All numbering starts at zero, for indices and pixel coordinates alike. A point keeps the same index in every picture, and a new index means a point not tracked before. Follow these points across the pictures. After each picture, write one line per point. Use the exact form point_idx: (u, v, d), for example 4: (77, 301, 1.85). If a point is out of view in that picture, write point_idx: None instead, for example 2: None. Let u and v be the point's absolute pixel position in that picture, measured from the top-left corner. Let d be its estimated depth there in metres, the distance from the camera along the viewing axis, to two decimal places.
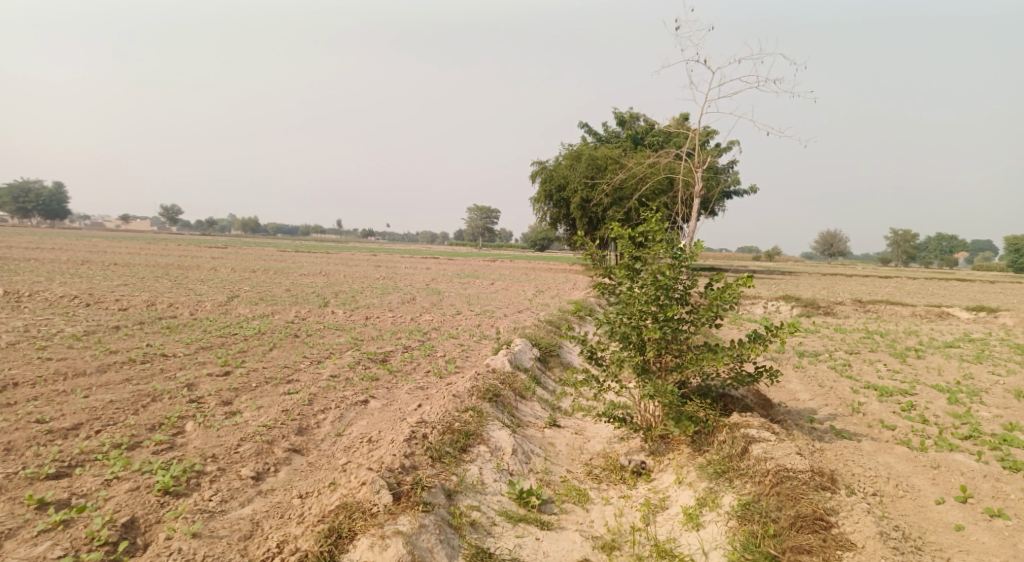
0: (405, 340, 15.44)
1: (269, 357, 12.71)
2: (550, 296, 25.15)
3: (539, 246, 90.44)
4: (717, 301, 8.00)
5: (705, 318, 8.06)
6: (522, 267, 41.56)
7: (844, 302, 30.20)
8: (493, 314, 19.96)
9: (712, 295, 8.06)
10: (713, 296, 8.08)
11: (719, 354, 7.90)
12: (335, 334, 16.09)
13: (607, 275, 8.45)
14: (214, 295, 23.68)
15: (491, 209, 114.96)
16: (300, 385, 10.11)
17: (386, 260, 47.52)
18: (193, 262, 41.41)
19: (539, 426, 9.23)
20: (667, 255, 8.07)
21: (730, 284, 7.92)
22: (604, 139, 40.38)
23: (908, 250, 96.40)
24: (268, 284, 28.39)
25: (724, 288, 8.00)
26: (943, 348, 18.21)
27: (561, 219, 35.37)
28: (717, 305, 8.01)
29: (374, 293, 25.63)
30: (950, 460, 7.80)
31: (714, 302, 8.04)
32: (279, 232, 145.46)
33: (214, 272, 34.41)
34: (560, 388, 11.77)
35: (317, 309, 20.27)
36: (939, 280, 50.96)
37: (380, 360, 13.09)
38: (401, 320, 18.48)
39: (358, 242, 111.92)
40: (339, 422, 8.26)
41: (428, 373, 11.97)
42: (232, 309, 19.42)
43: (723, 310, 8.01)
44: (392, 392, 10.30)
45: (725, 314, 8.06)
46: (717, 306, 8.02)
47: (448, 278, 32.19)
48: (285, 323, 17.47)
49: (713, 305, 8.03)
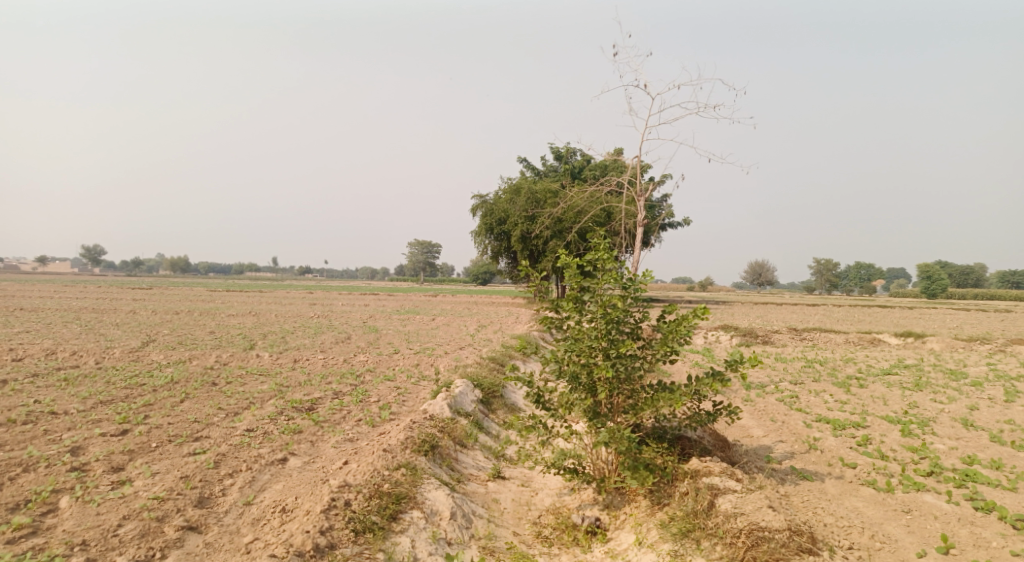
0: (335, 384, 14.29)
1: (179, 410, 11.45)
2: (491, 331, 24.31)
3: (480, 280, 90.15)
4: (672, 334, 7.33)
5: (660, 353, 7.37)
6: (462, 302, 40.71)
7: (781, 331, 30.41)
8: (432, 352, 18.96)
9: (666, 329, 7.39)
10: (667, 329, 7.41)
11: (676, 393, 7.18)
12: (258, 380, 14.82)
13: (553, 309, 7.72)
14: (128, 340, 21.95)
15: (430, 244, 114.14)
16: (209, 443, 8.95)
17: (320, 299, 45.81)
18: (111, 305, 38.96)
19: (481, 479, 8.35)
20: (617, 285, 7.42)
21: (686, 315, 7.26)
22: (543, 172, 40.07)
23: (832, 279, 100.15)
24: (191, 327, 26.65)
25: (679, 321, 7.34)
26: (884, 375, 18.15)
27: (502, 253, 34.72)
28: (672, 338, 7.34)
29: (305, 333, 24.32)
30: (920, 502, 7.26)
31: (669, 336, 7.37)
32: (210, 271, 140.40)
33: (131, 316, 32.22)
34: (504, 433, 10.90)
35: (240, 353, 18.89)
36: (864, 307, 52.71)
37: (306, 408, 11.96)
38: (332, 362, 17.29)
39: (293, 280, 108.90)
40: (249, 488, 7.21)
41: (358, 421, 10.93)
42: (145, 356, 17.85)
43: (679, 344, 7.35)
44: (317, 446, 9.25)
45: (681, 349, 7.40)
46: (672, 341, 7.35)
47: (386, 315, 31.07)
48: (203, 369, 16.07)
49: (668, 339, 7.36)
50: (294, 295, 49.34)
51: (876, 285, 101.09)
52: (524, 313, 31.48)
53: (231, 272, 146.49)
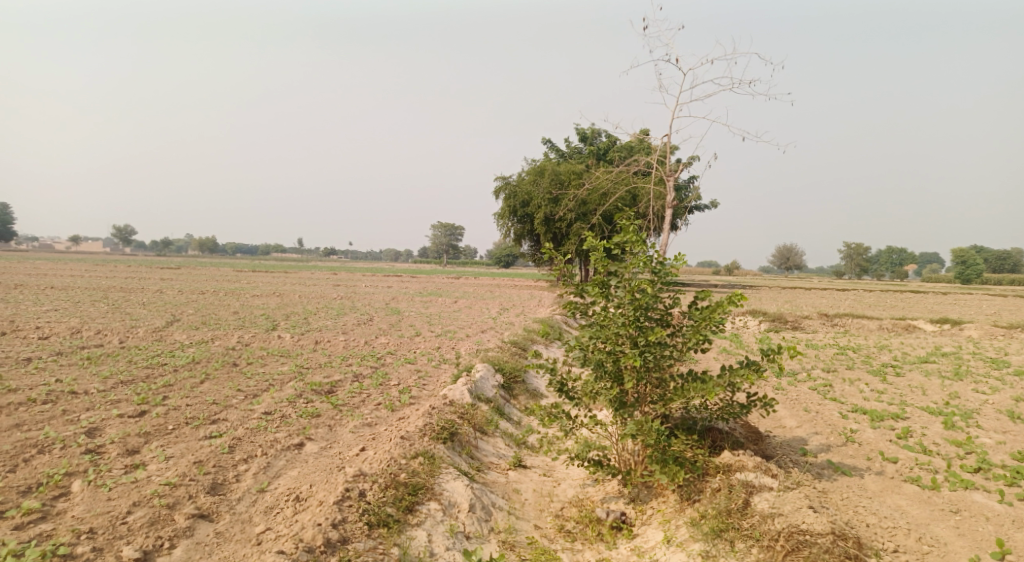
0: (356, 367, 14.09)
1: (198, 391, 11.31)
2: (514, 314, 23.99)
3: (504, 263, 89.90)
4: (705, 322, 6.92)
5: (691, 342, 6.97)
6: (485, 285, 40.44)
7: (811, 316, 29.71)
8: (454, 335, 18.71)
9: (699, 317, 6.98)
10: (699, 317, 7.00)
11: (708, 384, 6.79)
12: (279, 361, 14.67)
13: (578, 294, 7.36)
14: (152, 319, 21.99)
15: (455, 226, 114.00)
16: (226, 427, 8.76)
17: (344, 280, 45.83)
18: (139, 284, 39.30)
19: (502, 469, 8.07)
20: (645, 268, 7.03)
21: (720, 301, 6.84)
22: (567, 154, 39.45)
23: (862, 263, 98.22)
24: (215, 307, 26.69)
25: (713, 308, 6.92)
26: (920, 363, 17.52)
27: (526, 235, 34.33)
28: (705, 326, 6.93)
29: (328, 315, 24.20)
30: (969, 502, 6.83)
31: (702, 324, 6.96)
32: (237, 252, 141.74)
33: (157, 295, 32.44)
34: (526, 420, 10.61)
35: (262, 334, 18.78)
36: (896, 292, 51.58)
37: (326, 391, 11.76)
38: (353, 345, 17.11)
39: (318, 261, 109.50)
40: (263, 475, 6.99)
41: (377, 406, 10.69)
42: (168, 336, 17.81)
43: (712, 332, 6.93)
44: (334, 430, 9.03)
45: (714, 338, 6.99)
46: (704, 329, 6.95)
47: (409, 297, 30.89)
48: (225, 350, 15.99)
49: (700, 327, 6.95)
50: (319, 276, 49.43)
51: (908, 271, 99.03)
52: (547, 296, 31.11)
53: (258, 252, 147.69)
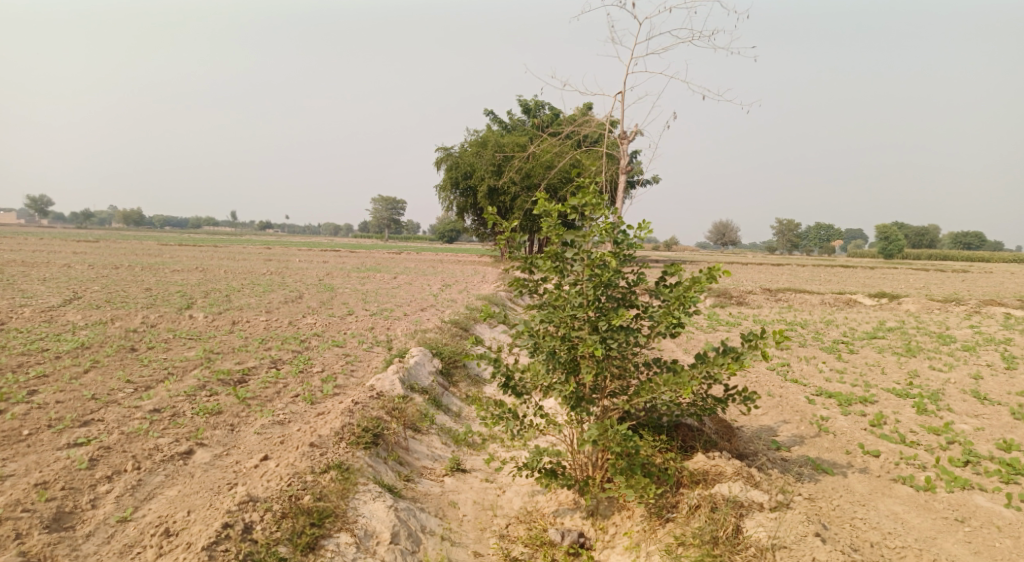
0: (275, 351, 12.54)
1: (79, 383, 9.61)
2: (456, 291, 22.63)
3: (446, 238, 88.17)
4: (677, 301, 5.73)
5: (662, 326, 5.77)
6: (425, 259, 38.86)
7: (755, 291, 29.29)
8: (389, 314, 17.25)
9: (670, 296, 5.78)
10: (670, 296, 5.81)
11: (682, 376, 5.63)
12: (185, 345, 12.95)
13: (526, 269, 6.14)
14: (50, 298, 19.70)
15: (395, 201, 111.11)
16: (97, 431, 7.22)
17: (275, 254, 43.45)
18: (46, 258, 36.23)
19: (436, 475, 6.82)
20: (605, 236, 5.90)
21: (694, 276, 5.64)
22: (510, 126, 38.06)
23: (793, 239, 100.41)
24: (126, 284, 24.38)
25: (686, 284, 5.72)
26: (870, 339, 16.94)
27: (467, 208, 32.86)
28: (678, 305, 5.74)
29: (252, 292, 22.29)
30: (973, 508, 5.93)
31: (674, 304, 5.75)
32: (165, 225, 135.38)
33: (63, 270, 29.64)
34: (465, 412, 9.35)
35: (172, 314, 16.86)
36: (829, 267, 52.36)
37: (235, 381, 10.22)
38: (275, 325, 15.48)
39: (251, 234, 105.24)
40: (130, 497, 5.55)
41: (293, 399, 9.25)
42: (60, 317, 15.75)
43: (685, 312, 5.75)
44: (236, 432, 7.58)
45: (688, 320, 5.80)
46: (675, 308, 5.76)
47: (343, 273, 29.08)
48: (125, 332, 14.15)
49: (671, 308, 5.76)
50: (249, 250, 46.75)
51: (836, 248, 101.90)
52: (490, 272, 29.81)
53: (188, 225, 141.36)
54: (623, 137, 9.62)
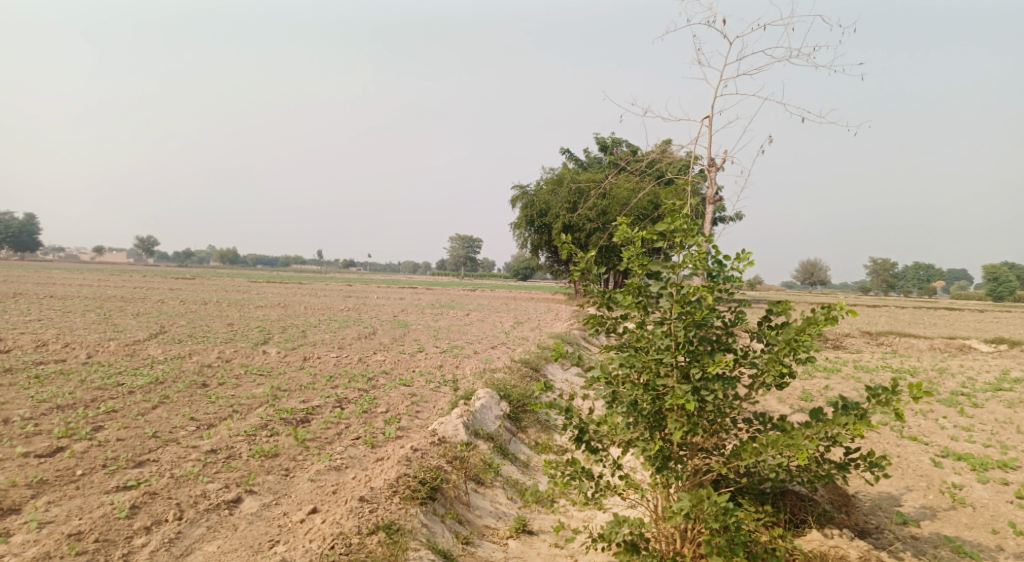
0: (341, 389, 12.16)
1: (143, 419, 9.41)
2: (530, 329, 21.97)
3: (523, 276, 88.21)
4: (786, 346, 4.83)
5: (769, 375, 4.86)
6: (501, 297, 38.44)
7: (852, 334, 27.28)
8: (460, 352, 16.71)
9: (777, 339, 4.90)
10: (778, 339, 4.90)
11: (795, 437, 4.70)
12: (255, 382, 12.74)
13: (604, 305, 5.40)
14: (136, 331, 20.22)
15: (474, 240, 112.28)
16: (149, 473, 6.86)
17: (355, 291, 44.07)
18: (142, 294, 37.95)
19: (500, 538, 6.10)
20: (696, 266, 5.12)
21: (809, 316, 4.74)
22: (587, 164, 37.59)
23: (889, 279, 94.99)
24: (210, 319, 24.93)
25: (798, 326, 4.82)
26: (993, 390, 15.11)
27: (543, 246, 32.34)
28: (788, 350, 4.84)
29: (328, 327, 22.31)
30: None
31: (783, 349, 4.85)
32: (257, 262, 141.51)
33: (156, 305, 30.76)
34: (534, 462, 8.60)
35: (246, 349, 16.89)
36: (931, 308, 48.85)
37: (298, 421, 9.83)
38: (345, 362, 15.19)
39: (334, 271, 108.39)
40: (165, 553, 5.11)
41: (354, 443, 8.76)
42: (141, 351, 15.96)
43: (796, 359, 4.84)
44: (290, 479, 7.09)
45: (800, 368, 4.88)
46: (784, 354, 4.86)
47: (419, 310, 28.98)
48: (198, 367, 14.15)
49: (780, 354, 4.85)
50: (330, 287, 47.70)
51: (936, 289, 95.76)
52: (566, 310, 29.07)
53: (277, 264, 147.16)
54: (709, 163, 8.61)
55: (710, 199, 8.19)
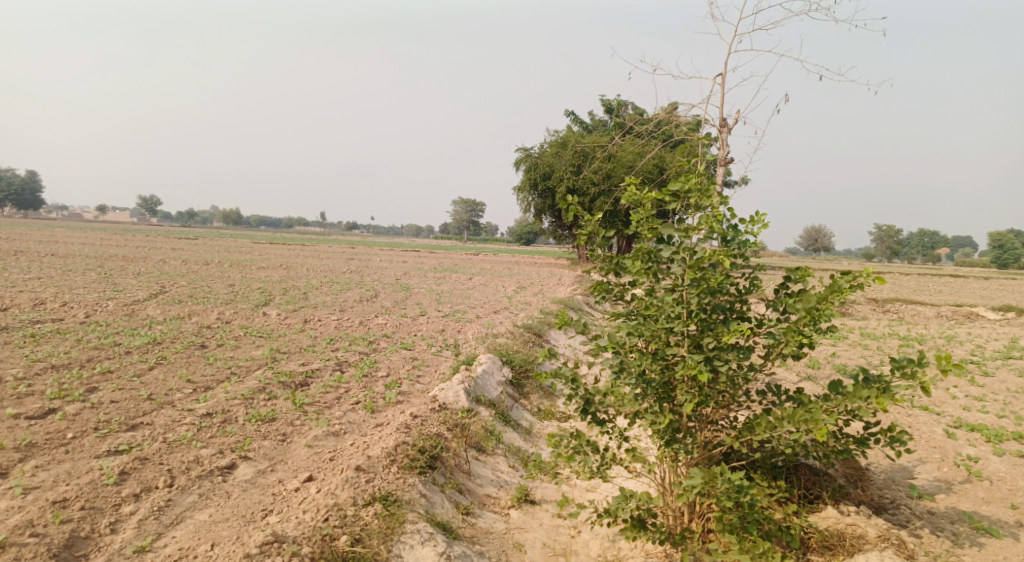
0: (342, 353, 11.97)
1: (139, 381, 9.21)
2: (533, 293, 21.73)
3: (526, 239, 87.85)
4: (808, 315, 4.50)
5: (788, 346, 4.56)
6: (504, 261, 38.14)
7: (858, 301, 27.03)
8: (463, 316, 16.51)
9: (797, 308, 4.57)
10: (798, 307, 4.58)
11: (815, 413, 4.43)
12: (254, 344, 12.55)
13: (611, 271, 5.11)
14: (136, 292, 20.02)
15: (478, 203, 111.72)
16: (141, 437, 6.68)
17: (357, 254, 43.78)
18: (144, 254, 37.74)
19: (501, 508, 5.95)
20: (711, 228, 4.80)
21: (832, 283, 4.41)
22: (592, 126, 36.98)
23: (894, 246, 94.39)
24: (211, 280, 24.76)
25: (819, 293, 4.49)
26: (1004, 360, 14.84)
27: (546, 210, 31.95)
28: (808, 319, 4.52)
29: (330, 290, 22.12)
30: None
31: (803, 318, 4.53)
32: (261, 223, 141.12)
33: (157, 265, 30.53)
34: (536, 429, 8.43)
35: (246, 311, 16.69)
36: (936, 276, 48.55)
37: (296, 384, 9.64)
38: (346, 325, 14.99)
39: (337, 233, 108.11)
40: (154, 522, 4.95)
41: (353, 407, 8.58)
42: (140, 311, 15.76)
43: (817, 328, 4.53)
44: (287, 444, 6.91)
45: (820, 338, 4.57)
46: (805, 323, 4.54)
47: (422, 273, 28.74)
48: (197, 328, 13.95)
49: (799, 323, 4.53)
50: (333, 250, 47.40)
51: (941, 256, 95.26)
52: (570, 274, 28.84)
53: (280, 225, 146.66)
54: (721, 124, 8.15)
55: (721, 162, 7.73)
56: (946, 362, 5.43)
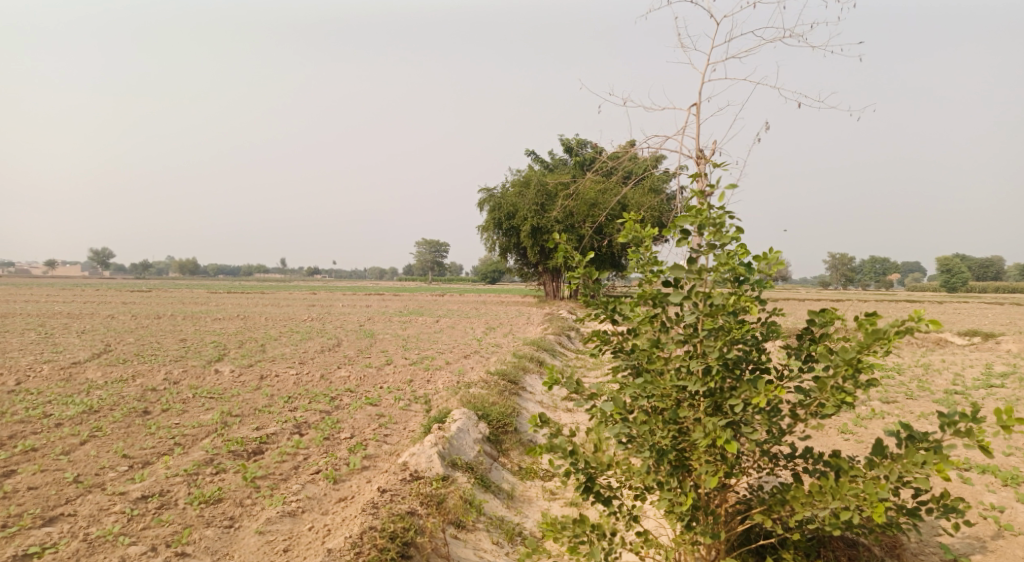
0: (300, 412, 10.97)
1: (66, 460, 8.14)
2: (502, 335, 20.91)
3: (490, 279, 87.36)
4: (847, 368, 3.87)
5: (827, 405, 3.91)
6: (471, 302, 37.34)
7: None
8: (431, 364, 15.61)
9: (834, 359, 3.93)
10: (834, 359, 3.94)
11: (867, 488, 3.70)
12: (203, 407, 11.48)
13: (609, 318, 4.49)
14: (77, 352, 18.65)
15: (441, 245, 111.08)
16: (58, 534, 5.70)
17: (319, 300, 42.56)
18: (92, 309, 35.97)
19: None
20: (725, 270, 4.23)
21: (875, 331, 3.80)
22: (554, 165, 36.81)
23: (849, 274, 96.26)
24: (162, 335, 23.43)
25: (859, 343, 3.87)
26: (988, 387, 14.45)
27: (511, 249, 31.35)
28: (848, 373, 3.89)
29: (289, 340, 21.00)
30: None
31: (842, 371, 3.90)
32: (218, 272, 138.03)
33: (105, 322, 28.95)
34: (520, 492, 7.60)
35: (198, 368, 15.54)
36: (895, 301, 49.20)
37: (249, 453, 8.67)
38: (306, 379, 13.98)
39: (298, 279, 106.08)
40: None
41: (312, 478, 7.65)
42: (79, 375, 14.51)
43: (857, 383, 3.91)
44: (234, 530, 5.99)
45: (861, 393, 3.94)
46: (843, 378, 3.92)
47: (386, 317, 27.75)
48: (141, 391, 12.79)
49: (837, 377, 3.90)
50: (293, 297, 46.08)
51: (895, 282, 97.39)
52: (539, 314, 28.15)
53: (239, 273, 143.36)
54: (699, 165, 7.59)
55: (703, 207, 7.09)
56: (1006, 412, 4.21)
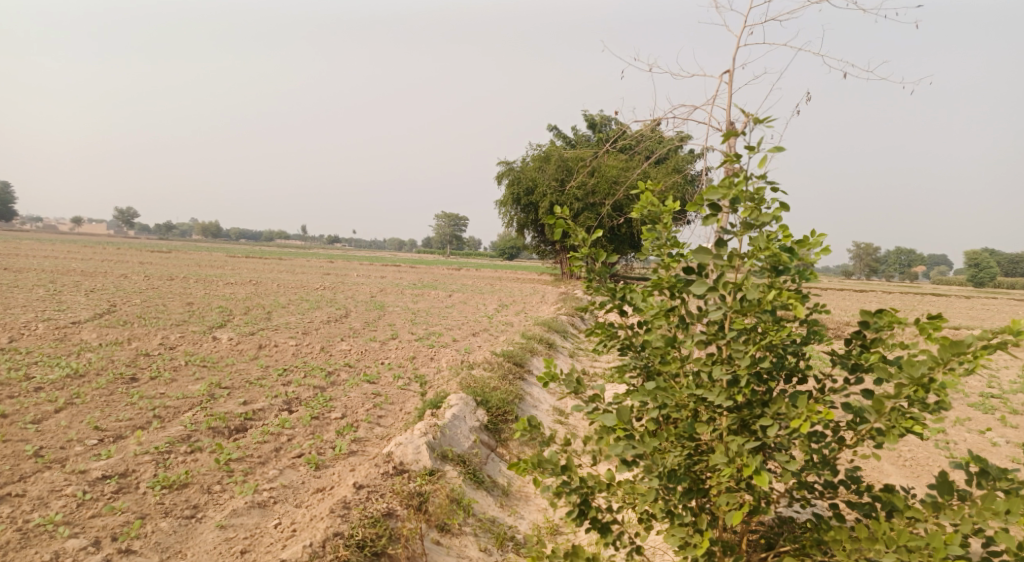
0: (293, 387, 10.36)
1: (34, 429, 7.60)
2: (514, 313, 20.21)
3: (508, 255, 86.61)
4: (915, 388, 3.25)
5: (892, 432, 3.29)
6: (486, 277, 36.63)
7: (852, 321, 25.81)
8: (437, 341, 14.95)
9: (899, 377, 3.30)
10: (897, 376, 3.31)
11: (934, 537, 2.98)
12: (193, 376, 10.92)
13: (615, 309, 3.81)
14: (80, 311, 18.22)
15: (460, 218, 110.38)
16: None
17: (334, 268, 42.13)
18: (107, 268, 35.72)
19: None
20: (762, 258, 3.53)
21: (956, 345, 3.16)
22: (577, 140, 35.84)
23: (874, 265, 94.32)
24: (170, 298, 23.01)
25: (931, 357, 3.25)
26: None
27: (528, 225, 30.57)
28: (916, 394, 3.27)
29: (296, 309, 20.46)
30: None
31: (907, 392, 3.28)
32: (239, 236, 138.55)
33: (115, 281, 28.59)
34: (515, 489, 6.95)
35: (196, 334, 15.01)
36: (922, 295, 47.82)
37: (230, 430, 8.08)
38: (305, 352, 13.39)
39: (318, 246, 106.13)
40: None
41: (292, 463, 7.04)
42: (74, 337, 14.02)
43: (926, 405, 3.30)
44: (194, 523, 5.41)
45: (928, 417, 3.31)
46: (908, 400, 3.31)
47: (398, 290, 27.15)
48: (133, 357, 12.25)
49: (902, 396, 3.28)
50: (308, 264, 45.63)
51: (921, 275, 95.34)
52: (554, 293, 27.42)
53: (260, 240, 144.01)
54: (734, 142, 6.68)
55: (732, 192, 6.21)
56: None
